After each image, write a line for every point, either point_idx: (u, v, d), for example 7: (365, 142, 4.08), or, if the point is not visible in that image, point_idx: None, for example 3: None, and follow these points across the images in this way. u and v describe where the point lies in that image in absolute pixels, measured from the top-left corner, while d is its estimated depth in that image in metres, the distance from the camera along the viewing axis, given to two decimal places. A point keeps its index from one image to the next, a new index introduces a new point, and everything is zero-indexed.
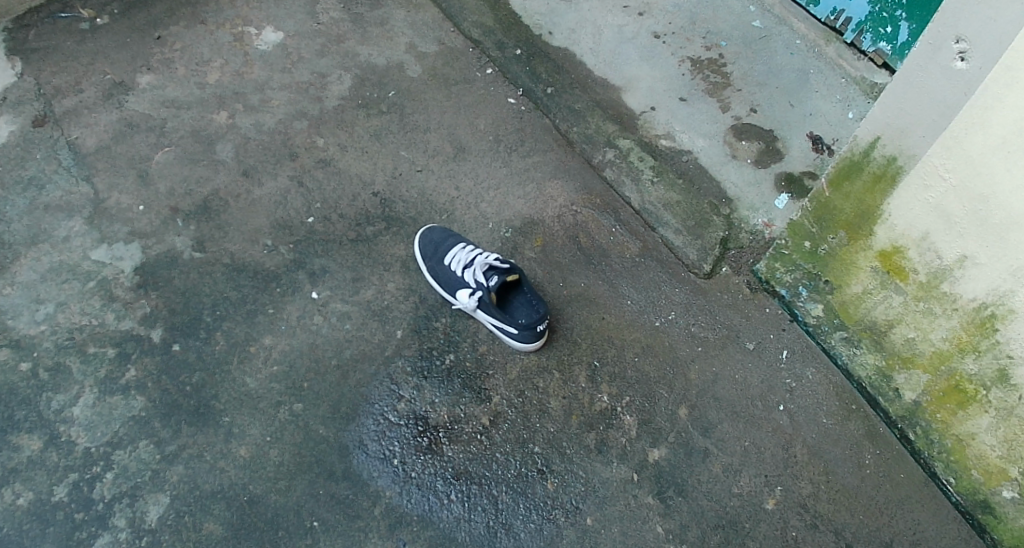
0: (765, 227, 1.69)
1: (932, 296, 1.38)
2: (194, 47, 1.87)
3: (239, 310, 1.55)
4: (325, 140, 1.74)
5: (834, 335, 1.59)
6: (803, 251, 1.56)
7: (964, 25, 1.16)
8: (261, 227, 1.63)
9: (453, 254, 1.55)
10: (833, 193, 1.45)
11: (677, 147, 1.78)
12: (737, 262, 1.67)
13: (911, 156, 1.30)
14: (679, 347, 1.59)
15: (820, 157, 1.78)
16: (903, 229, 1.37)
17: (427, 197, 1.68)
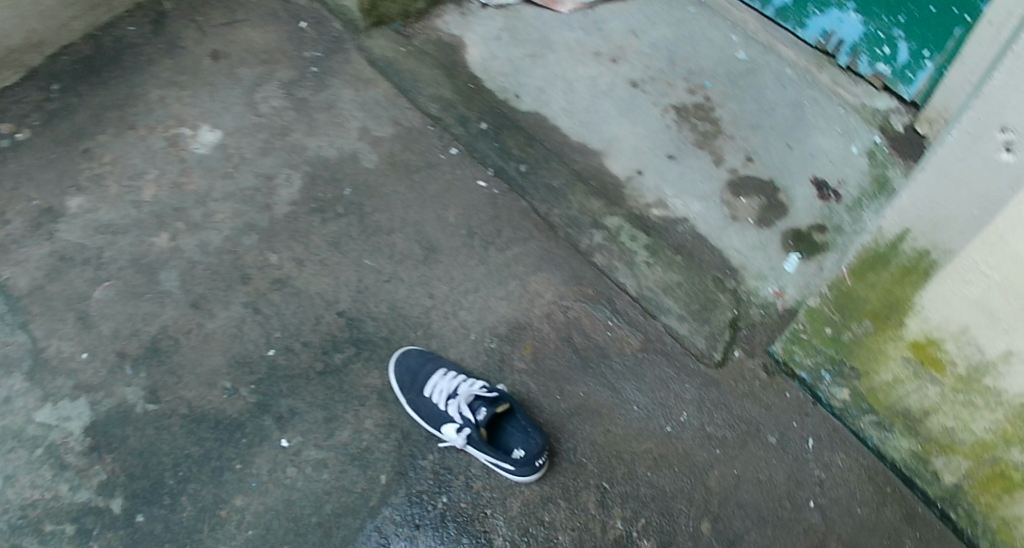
0: (777, 298, 1.52)
1: (973, 390, 1.21)
2: (125, 159, 1.70)
3: (204, 469, 1.40)
4: (278, 256, 1.58)
5: (862, 418, 1.42)
6: (825, 337, 1.38)
7: (1011, 114, 0.97)
8: (217, 367, 1.48)
9: (433, 384, 1.41)
10: (856, 283, 1.27)
11: (671, 216, 1.59)
12: (751, 343, 1.51)
13: (947, 250, 1.12)
14: (695, 453, 1.43)
15: (827, 206, 1.60)
16: (939, 322, 1.19)
17: (397, 311, 1.51)
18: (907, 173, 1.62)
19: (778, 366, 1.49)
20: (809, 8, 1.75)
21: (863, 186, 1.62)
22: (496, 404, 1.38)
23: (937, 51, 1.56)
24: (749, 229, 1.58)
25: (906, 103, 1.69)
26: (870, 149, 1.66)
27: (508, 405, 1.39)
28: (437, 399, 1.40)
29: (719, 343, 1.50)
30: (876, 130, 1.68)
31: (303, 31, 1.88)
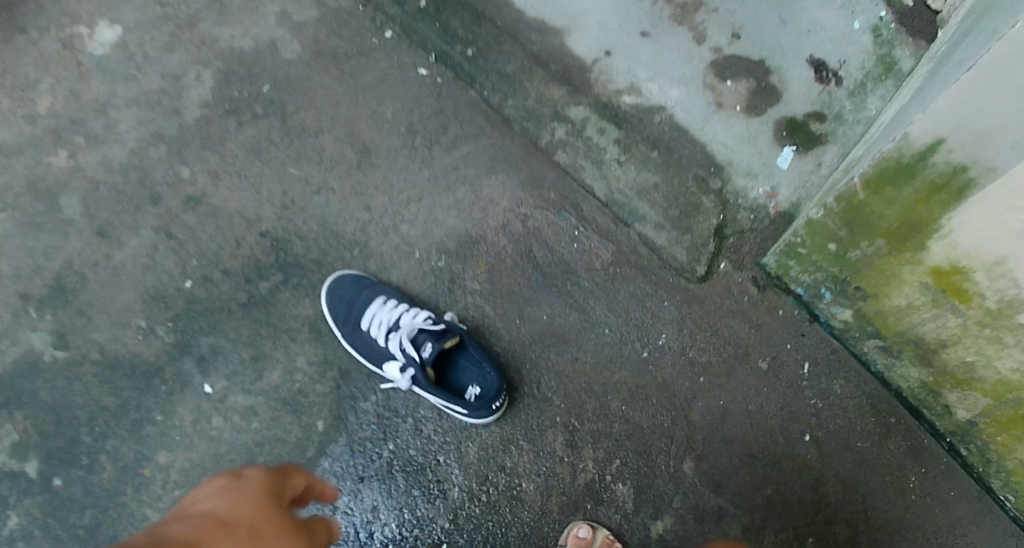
0: (769, 199, 1.34)
1: (1002, 326, 1.04)
2: (15, 67, 1.44)
3: (122, 423, 1.24)
4: (191, 170, 1.37)
5: (867, 342, 1.26)
6: (827, 254, 1.20)
7: None
8: (129, 304, 1.30)
9: (372, 315, 1.22)
10: (870, 198, 1.07)
11: (645, 104, 1.38)
12: (738, 253, 1.34)
13: (990, 168, 0.93)
14: (677, 383, 1.28)
15: (825, 91, 1.37)
16: (970, 249, 1.00)
17: (328, 228, 1.31)
18: (916, 53, 1.36)
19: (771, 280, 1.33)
20: None
21: (866, 67, 1.37)
22: (444, 338, 1.18)
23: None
24: (736, 118, 1.37)
25: None
26: (874, 26, 1.39)
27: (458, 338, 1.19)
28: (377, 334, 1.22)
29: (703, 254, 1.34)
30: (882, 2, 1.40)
31: None
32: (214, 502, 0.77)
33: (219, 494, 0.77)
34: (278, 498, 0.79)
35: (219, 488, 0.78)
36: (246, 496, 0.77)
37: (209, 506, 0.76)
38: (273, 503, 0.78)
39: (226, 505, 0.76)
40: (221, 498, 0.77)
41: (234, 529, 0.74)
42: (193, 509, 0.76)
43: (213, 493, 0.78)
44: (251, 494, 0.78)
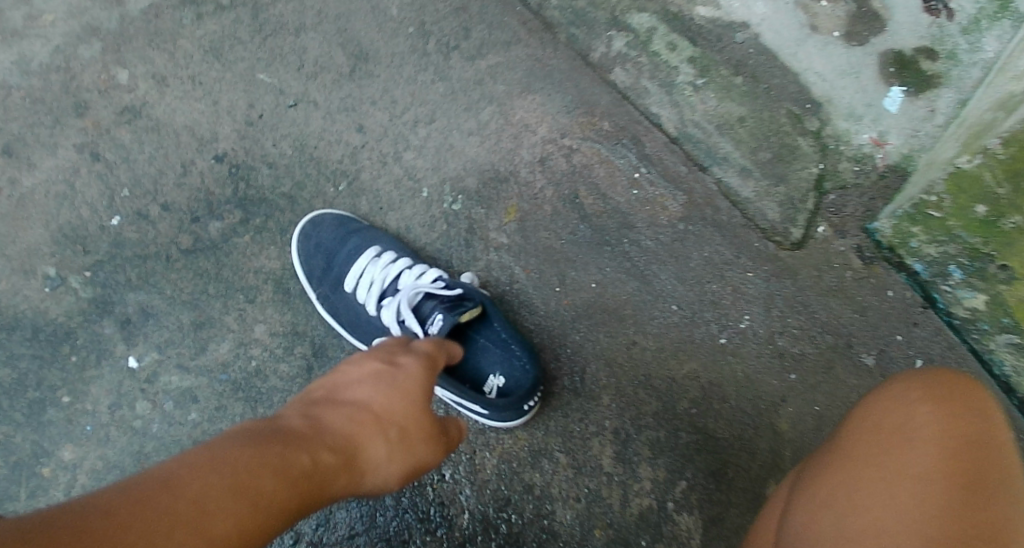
0: (876, 148, 1.00)
1: None
2: None
3: (16, 404, 0.91)
4: (131, 72, 1.04)
5: (997, 337, 0.94)
6: (972, 219, 0.92)
7: None
8: (37, 244, 0.97)
9: (362, 272, 0.91)
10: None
11: (720, 18, 1.04)
12: (839, 214, 1.01)
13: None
14: (762, 381, 0.96)
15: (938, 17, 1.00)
16: None
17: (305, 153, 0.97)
18: None
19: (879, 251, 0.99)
20: None
21: None
22: (459, 310, 0.83)
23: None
24: (834, 46, 1.02)
25: None
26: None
27: (481, 310, 0.85)
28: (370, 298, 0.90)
29: (798, 213, 1.01)
30: None
31: None
32: (370, 385, 0.67)
33: (374, 377, 0.68)
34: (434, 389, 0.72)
35: (375, 368, 0.69)
36: (405, 390, 0.68)
37: (365, 385, 0.67)
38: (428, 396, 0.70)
39: (384, 393, 0.67)
40: (376, 381, 0.68)
41: (394, 422, 0.66)
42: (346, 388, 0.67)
43: (368, 374, 0.68)
44: (409, 388, 0.68)
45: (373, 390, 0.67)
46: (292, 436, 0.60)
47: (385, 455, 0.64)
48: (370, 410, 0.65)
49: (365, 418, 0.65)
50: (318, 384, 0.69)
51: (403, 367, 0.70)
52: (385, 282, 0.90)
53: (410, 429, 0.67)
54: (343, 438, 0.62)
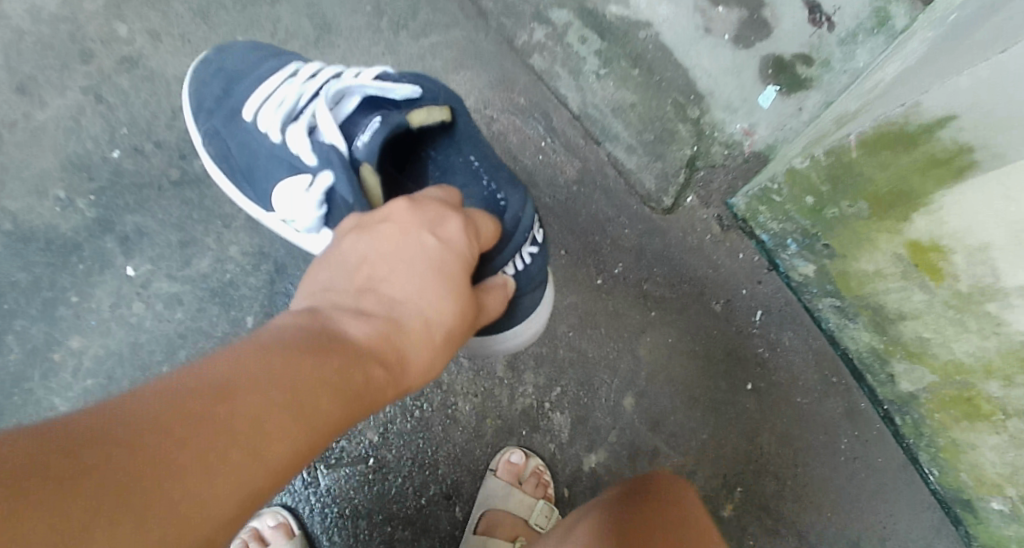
0: (745, 137, 1.27)
1: (967, 309, 1.07)
2: None
3: (32, 301, 1.15)
4: (128, 27, 1.22)
5: (823, 299, 1.25)
6: (804, 206, 1.17)
7: None
8: (49, 171, 1.18)
9: (275, 94, 1.04)
10: (863, 158, 1.07)
11: (630, 16, 1.27)
12: (706, 189, 1.27)
13: (998, 155, 0.95)
14: (628, 315, 1.24)
15: (818, 34, 1.24)
16: (955, 229, 1.02)
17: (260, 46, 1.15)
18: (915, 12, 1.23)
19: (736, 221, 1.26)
20: None
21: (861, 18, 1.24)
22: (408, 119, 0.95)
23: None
24: (721, 48, 1.26)
25: None
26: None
27: (444, 116, 1.00)
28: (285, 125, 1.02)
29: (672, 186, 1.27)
30: None
31: None
32: (420, 278, 0.77)
33: (425, 272, 0.77)
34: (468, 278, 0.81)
35: (420, 259, 0.77)
36: (456, 284, 0.79)
37: (415, 278, 0.77)
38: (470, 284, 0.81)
39: (434, 296, 0.77)
40: (417, 275, 0.77)
41: (438, 332, 0.77)
42: (393, 281, 0.76)
43: (414, 261, 0.77)
44: (457, 277, 0.79)
45: (421, 285, 0.77)
46: (349, 345, 0.71)
47: (432, 362, 0.76)
48: (423, 317, 0.75)
49: (418, 327, 0.75)
50: (366, 254, 0.78)
51: (447, 253, 0.79)
52: (297, 104, 1.02)
53: (456, 329, 0.78)
54: (399, 347, 0.74)
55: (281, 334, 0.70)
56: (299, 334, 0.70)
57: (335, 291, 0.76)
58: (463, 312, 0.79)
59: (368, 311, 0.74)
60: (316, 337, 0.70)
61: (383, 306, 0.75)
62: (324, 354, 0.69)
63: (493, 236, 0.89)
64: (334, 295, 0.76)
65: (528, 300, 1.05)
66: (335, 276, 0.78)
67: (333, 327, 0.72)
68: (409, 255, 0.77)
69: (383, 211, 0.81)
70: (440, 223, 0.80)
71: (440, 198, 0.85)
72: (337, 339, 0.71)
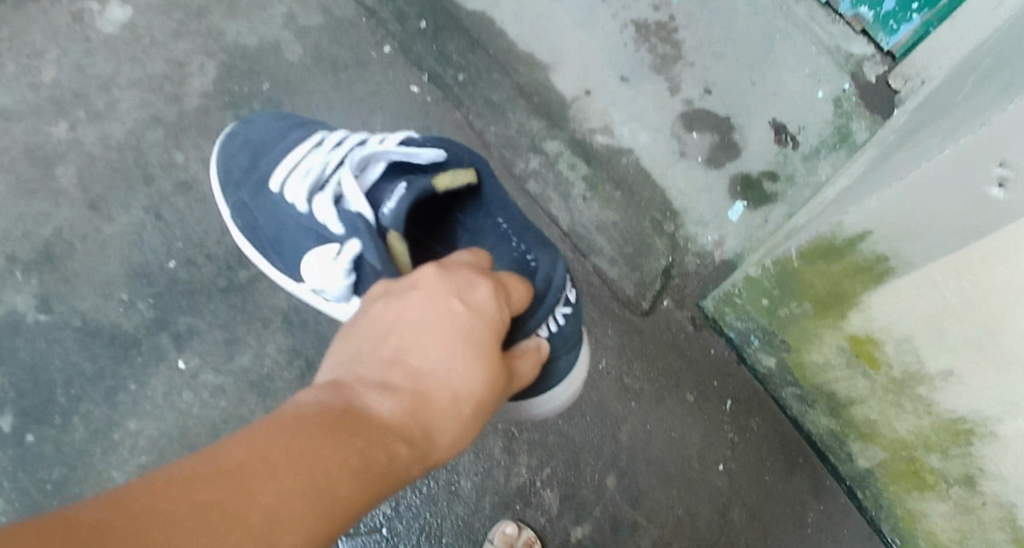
0: (716, 247, 1.45)
1: (903, 392, 1.19)
2: (22, 33, 1.56)
3: (96, 388, 1.34)
4: (185, 156, 1.47)
5: (786, 389, 1.38)
6: (760, 308, 1.31)
7: (1010, 149, 0.91)
8: (114, 278, 1.39)
9: (297, 164, 1.18)
10: (802, 266, 1.20)
11: (615, 145, 1.49)
12: (681, 294, 1.44)
13: (907, 262, 1.07)
14: (610, 405, 1.40)
15: (782, 152, 1.50)
16: (884, 323, 1.14)
17: (287, 120, 1.31)
18: (871, 125, 1.52)
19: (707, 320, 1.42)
20: None
21: (824, 135, 1.51)
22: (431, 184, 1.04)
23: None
24: (695, 169, 1.49)
25: (882, 54, 1.56)
26: (838, 95, 1.53)
27: (468, 178, 1.10)
28: (312, 194, 1.14)
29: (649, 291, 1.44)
30: (848, 76, 1.54)
31: None
32: (447, 351, 0.82)
33: (452, 345, 0.82)
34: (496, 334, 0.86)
35: (447, 331, 0.82)
36: (482, 356, 0.83)
37: (442, 349, 0.82)
38: (499, 348, 0.85)
39: (460, 369, 0.82)
40: (438, 347, 0.82)
41: (465, 395, 0.82)
42: (419, 354, 0.81)
43: (441, 334, 0.82)
44: (484, 349, 0.83)
45: (447, 357, 0.82)
46: (373, 420, 0.76)
47: (457, 434, 0.82)
48: (448, 390, 0.81)
49: (443, 400, 0.81)
50: (396, 324, 0.83)
51: (474, 325, 0.84)
52: (322, 173, 1.14)
53: (482, 400, 0.83)
54: (421, 422, 0.79)
55: (309, 406, 0.76)
56: (327, 408, 0.76)
57: (363, 361, 0.82)
58: (491, 383, 0.83)
59: (394, 383, 0.80)
60: (342, 411, 0.76)
61: (410, 379, 0.80)
62: (347, 431, 0.75)
63: (524, 301, 0.93)
64: (362, 364, 0.81)
65: (562, 364, 1.15)
66: (363, 345, 0.83)
67: (358, 400, 0.78)
68: (437, 327, 0.82)
69: (414, 278, 0.86)
70: (467, 295, 0.85)
71: (471, 267, 0.89)
72: (363, 414, 0.77)
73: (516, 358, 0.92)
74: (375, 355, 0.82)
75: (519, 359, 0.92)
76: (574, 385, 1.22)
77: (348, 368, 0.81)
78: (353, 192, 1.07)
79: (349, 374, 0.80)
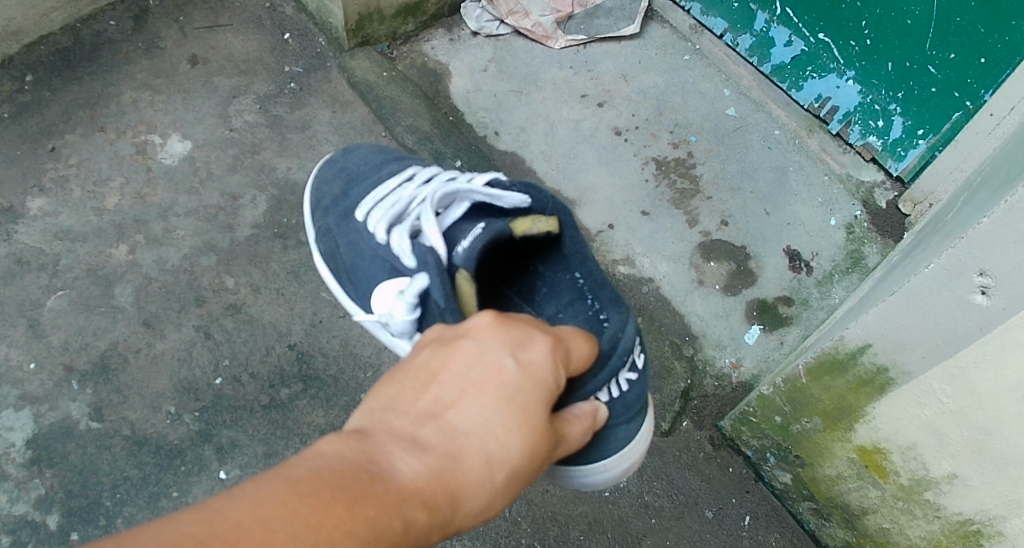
0: (733, 369, 1.55)
1: (913, 500, 1.21)
2: (91, 162, 1.73)
3: (140, 493, 1.41)
4: (235, 280, 1.60)
5: (802, 503, 1.42)
6: (774, 424, 1.36)
7: (989, 261, 0.93)
8: (163, 391, 1.50)
9: (387, 194, 1.24)
10: (811, 382, 1.23)
11: (637, 274, 1.62)
12: (700, 415, 1.52)
13: (905, 372, 1.09)
14: (631, 521, 1.44)
15: (797, 278, 1.63)
16: (888, 434, 1.17)
17: (386, 159, 1.37)
18: (883, 249, 1.67)
19: (725, 439, 1.50)
20: (807, 71, 1.80)
21: (836, 259, 1.66)
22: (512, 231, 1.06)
23: (980, 99, 1.53)
24: (714, 295, 1.61)
25: (891, 178, 1.75)
26: (849, 222, 1.70)
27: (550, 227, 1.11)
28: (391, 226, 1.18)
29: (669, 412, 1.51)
30: (859, 203, 1.73)
31: (286, 43, 1.90)
32: (489, 409, 0.76)
33: (494, 404, 0.77)
34: (548, 395, 0.80)
35: (491, 387, 0.77)
36: (525, 419, 0.77)
37: (483, 407, 0.76)
38: (546, 412, 0.79)
39: (500, 431, 0.76)
40: (480, 405, 0.76)
41: (500, 460, 0.76)
42: (458, 410, 0.76)
43: (485, 389, 0.77)
44: (529, 411, 0.78)
45: (490, 418, 0.76)
46: (396, 481, 0.71)
47: (486, 501, 0.75)
48: (484, 454, 0.75)
49: (476, 462, 0.75)
50: (438, 374, 0.78)
51: (522, 384, 0.78)
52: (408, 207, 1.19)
53: (519, 467, 0.77)
54: (449, 486, 0.73)
55: (330, 459, 0.70)
56: (348, 464, 0.70)
57: (397, 411, 0.76)
58: (531, 450, 0.78)
59: (427, 441, 0.74)
60: (365, 469, 0.70)
61: (442, 438, 0.74)
62: (364, 492, 0.68)
63: (581, 361, 0.88)
64: (396, 415, 0.75)
65: (620, 433, 1.11)
66: (399, 392, 0.78)
67: (385, 456, 0.72)
68: (482, 383, 0.77)
69: (466, 326, 0.82)
70: (520, 352, 0.80)
71: (527, 321, 0.84)
72: (387, 474, 0.71)
73: (567, 422, 0.87)
74: (410, 406, 0.76)
75: (571, 422, 0.87)
76: (633, 457, 1.17)
77: (379, 417, 0.76)
78: (429, 225, 1.09)
79: (379, 424, 0.75)
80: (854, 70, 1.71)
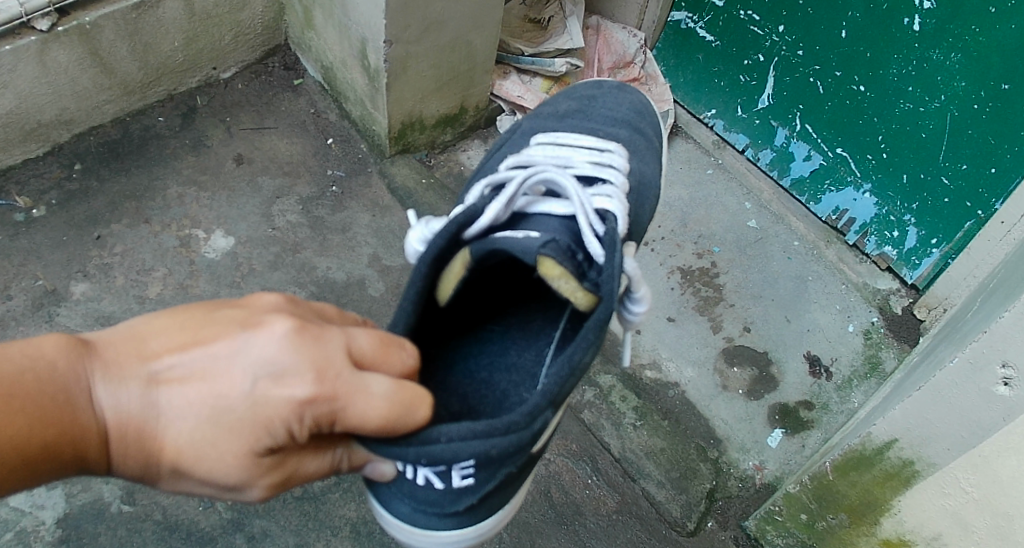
0: (756, 470, 1.57)
1: None
2: (136, 252, 1.81)
3: None
4: None
5: None
6: (800, 522, 1.38)
7: (1011, 353, 0.98)
8: None
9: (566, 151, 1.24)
10: (837, 479, 1.27)
11: (663, 379, 1.67)
12: (724, 515, 1.52)
13: (930, 464, 1.13)
14: None
15: (816, 382, 1.69)
16: (913, 527, 1.21)
17: (631, 115, 1.42)
18: (900, 353, 1.74)
19: (749, 539, 1.50)
20: (825, 184, 1.92)
21: (855, 364, 1.72)
22: (562, 254, 1.03)
23: (991, 208, 1.63)
24: (737, 399, 1.65)
25: (906, 285, 1.84)
26: (866, 328, 1.78)
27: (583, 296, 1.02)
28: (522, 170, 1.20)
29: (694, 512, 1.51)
30: (875, 310, 1.81)
31: (329, 147, 2.02)
32: (191, 409, 0.81)
33: (202, 409, 0.81)
34: (252, 431, 0.82)
35: (211, 396, 0.81)
36: (221, 437, 0.82)
37: (191, 404, 0.81)
38: (247, 441, 0.82)
39: (188, 431, 0.82)
40: (190, 400, 0.81)
41: (171, 452, 0.83)
42: (173, 394, 0.81)
43: (206, 391, 0.81)
44: (230, 434, 0.81)
45: (189, 419, 0.82)
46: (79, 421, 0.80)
47: (150, 470, 0.85)
48: (160, 441, 0.83)
49: (162, 441, 0.83)
50: (192, 348, 0.81)
51: (239, 411, 0.81)
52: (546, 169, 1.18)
53: (187, 465, 0.84)
54: (124, 446, 0.83)
55: (42, 364, 0.80)
56: (55, 379, 0.79)
57: (139, 357, 0.82)
58: (215, 464, 0.83)
59: (131, 400, 0.81)
60: (65, 393, 0.79)
61: (148, 406, 0.82)
62: (55, 417, 0.79)
63: (354, 425, 0.82)
64: (136, 356, 0.82)
65: (405, 508, 1.00)
66: (155, 339, 0.83)
67: (90, 388, 0.81)
68: (210, 381, 0.81)
69: (266, 320, 0.82)
70: (269, 381, 0.80)
71: (321, 355, 0.80)
72: (83, 407, 0.81)
73: (298, 453, 0.89)
74: (149, 358, 0.82)
75: (303, 456, 0.90)
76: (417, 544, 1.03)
77: (123, 347, 0.83)
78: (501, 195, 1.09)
79: (112, 352, 0.83)
80: (870, 182, 1.83)
